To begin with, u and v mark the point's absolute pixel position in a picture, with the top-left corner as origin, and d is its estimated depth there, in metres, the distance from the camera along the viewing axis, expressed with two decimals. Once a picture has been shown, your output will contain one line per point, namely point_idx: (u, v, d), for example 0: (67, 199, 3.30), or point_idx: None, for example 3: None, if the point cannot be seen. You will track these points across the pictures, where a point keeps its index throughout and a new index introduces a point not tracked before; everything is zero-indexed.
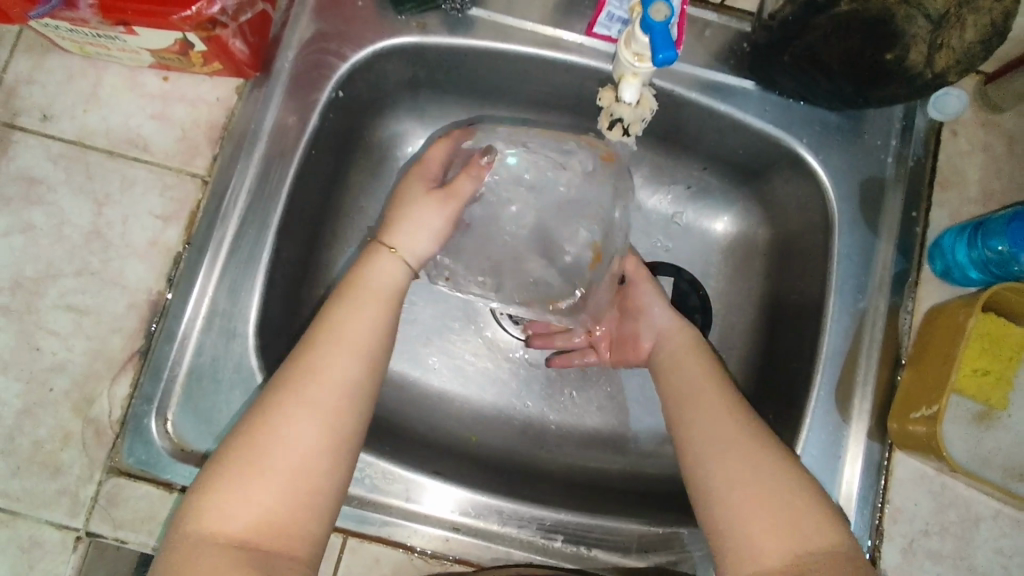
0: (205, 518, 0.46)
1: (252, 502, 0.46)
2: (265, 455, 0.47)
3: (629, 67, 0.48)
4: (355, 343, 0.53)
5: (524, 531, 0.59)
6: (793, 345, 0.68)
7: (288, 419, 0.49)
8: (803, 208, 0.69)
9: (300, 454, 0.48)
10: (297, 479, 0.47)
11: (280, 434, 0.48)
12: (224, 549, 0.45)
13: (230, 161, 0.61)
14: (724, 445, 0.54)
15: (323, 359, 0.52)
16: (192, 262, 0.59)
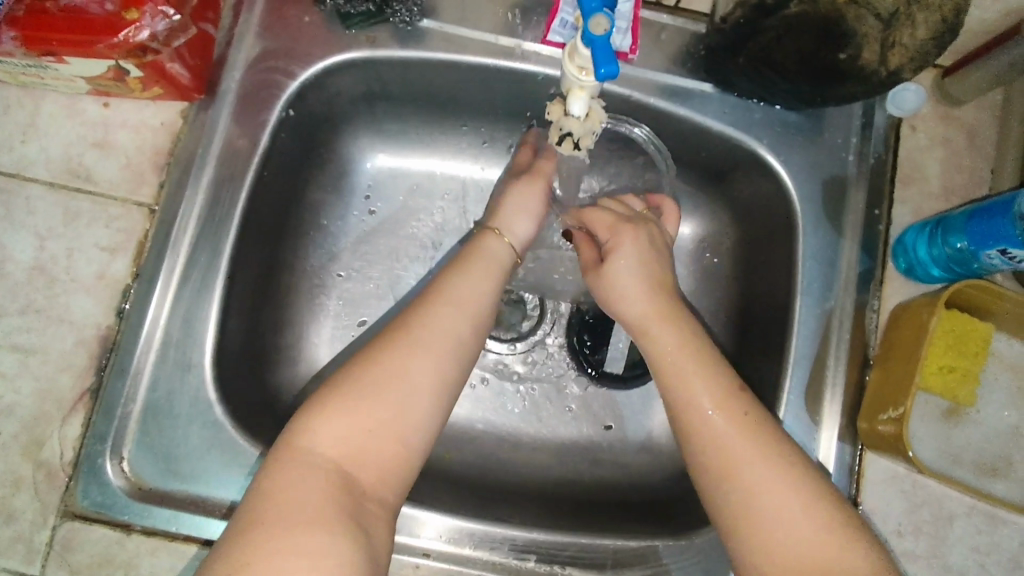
0: (297, 444, 0.44)
1: (351, 433, 0.45)
2: (368, 391, 0.46)
3: (574, 81, 0.46)
4: (469, 299, 0.52)
5: (496, 553, 0.58)
6: (762, 348, 0.67)
7: (401, 357, 0.47)
8: (768, 208, 0.68)
9: (404, 392, 0.46)
10: (395, 418, 0.46)
11: (402, 370, 0.47)
12: (318, 475, 0.43)
13: (178, 188, 0.60)
14: (775, 484, 0.46)
15: (437, 306, 0.51)
16: (142, 294, 0.58)
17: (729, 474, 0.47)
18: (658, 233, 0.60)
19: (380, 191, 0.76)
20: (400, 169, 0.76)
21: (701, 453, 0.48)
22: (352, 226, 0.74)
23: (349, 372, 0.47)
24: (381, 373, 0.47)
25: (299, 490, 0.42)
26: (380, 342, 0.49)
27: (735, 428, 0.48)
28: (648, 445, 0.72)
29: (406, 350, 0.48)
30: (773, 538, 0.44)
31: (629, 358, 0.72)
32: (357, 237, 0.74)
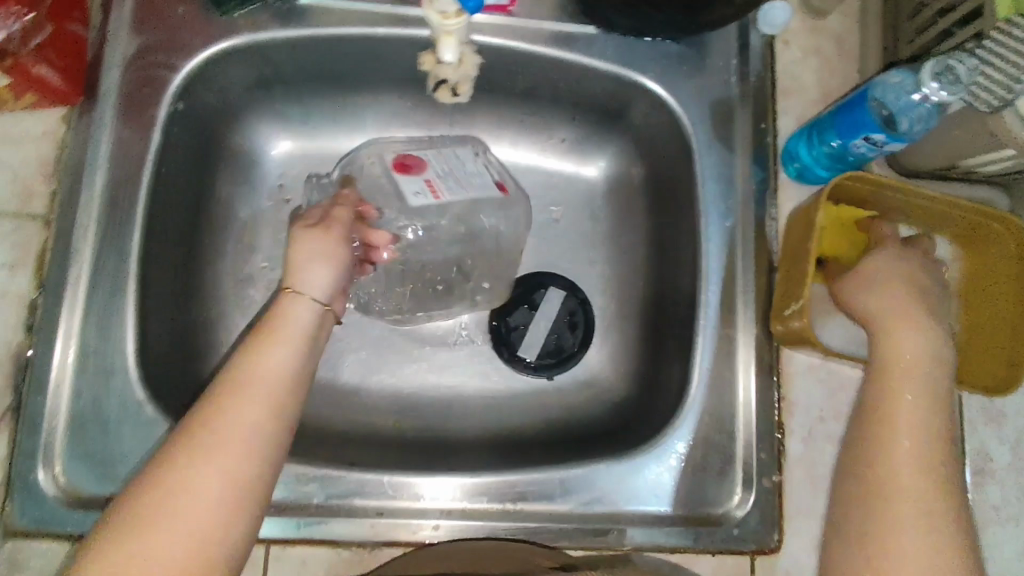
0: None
1: (127, 574, 0.38)
2: (164, 513, 0.40)
3: (440, 27, 0.61)
4: (263, 386, 0.46)
5: (448, 499, 0.60)
6: (676, 270, 0.71)
7: (200, 479, 0.42)
8: (661, 135, 0.72)
9: (203, 509, 0.41)
10: (196, 543, 0.40)
11: (197, 484, 0.41)
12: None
13: (73, 195, 0.59)
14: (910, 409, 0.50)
15: (218, 413, 0.44)
16: (51, 306, 0.57)
17: (882, 444, 0.50)
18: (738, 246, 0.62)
19: (291, 175, 0.76)
20: (308, 150, 0.76)
21: (863, 461, 0.50)
22: (266, 216, 0.74)
23: (150, 481, 0.42)
24: (176, 490, 0.41)
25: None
26: (172, 440, 0.43)
27: (897, 397, 0.51)
28: (589, 382, 0.75)
29: (209, 457, 0.42)
30: (890, 445, 0.50)
31: (544, 345, 0.75)
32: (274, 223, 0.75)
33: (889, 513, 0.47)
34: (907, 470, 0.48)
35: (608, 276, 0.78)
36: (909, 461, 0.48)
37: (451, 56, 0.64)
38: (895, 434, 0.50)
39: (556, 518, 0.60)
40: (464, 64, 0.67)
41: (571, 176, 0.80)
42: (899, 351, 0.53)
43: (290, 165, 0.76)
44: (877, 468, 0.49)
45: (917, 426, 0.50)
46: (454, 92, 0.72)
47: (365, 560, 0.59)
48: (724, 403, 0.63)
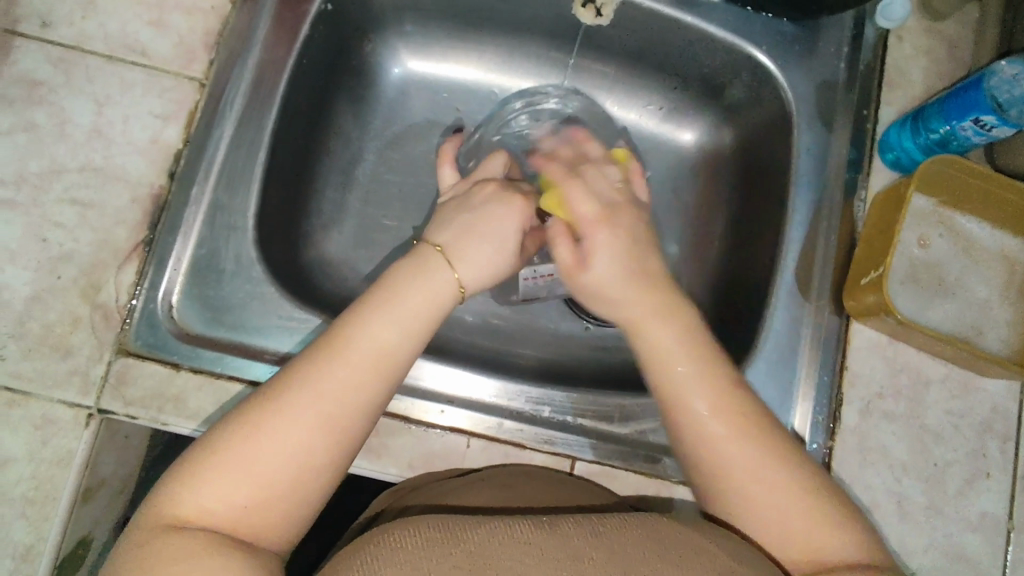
0: (177, 502, 0.42)
1: (236, 495, 0.43)
2: (256, 446, 0.44)
3: None
4: (374, 341, 0.48)
5: (513, 403, 0.64)
6: (755, 241, 0.74)
7: (291, 417, 0.45)
8: (764, 110, 0.74)
9: (296, 454, 0.44)
10: (294, 476, 0.44)
11: (294, 435, 0.44)
12: (201, 534, 0.41)
13: (227, 67, 0.65)
14: (752, 431, 0.49)
15: (337, 355, 0.47)
16: (194, 159, 0.63)
17: (705, 449, 0.49)
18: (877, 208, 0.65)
19: (406, 97, 0.82)
20: (425, 77, 0.82)
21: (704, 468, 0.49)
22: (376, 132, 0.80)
23: (240, 421, 0.45)
24: (266, 441, 0.44)
25: (177, 556, 0.39)
26: (258, 404, 0.45)
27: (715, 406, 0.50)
28: None
29: (301, 409, 0.45)
30: (726, 458, 0.48)
31: None
32: (381, 138, 0.80)
33: (723, 477, 0.48)
34: (742, 460, 0.48)
35: (684, 241, 0.81)
36: (771, 463, 0.48)
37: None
38: (747, 440, 0.48)
39: (612, 440, 0.63)
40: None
41: (663, 143, 0.83)
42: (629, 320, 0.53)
43: (407, 87, 0.82)
44: (730, 476, 0.48)
45: (753, 451, 0.48)
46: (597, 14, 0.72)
47: (427, 443, 0.61)
48: (787, 364, 0.66)
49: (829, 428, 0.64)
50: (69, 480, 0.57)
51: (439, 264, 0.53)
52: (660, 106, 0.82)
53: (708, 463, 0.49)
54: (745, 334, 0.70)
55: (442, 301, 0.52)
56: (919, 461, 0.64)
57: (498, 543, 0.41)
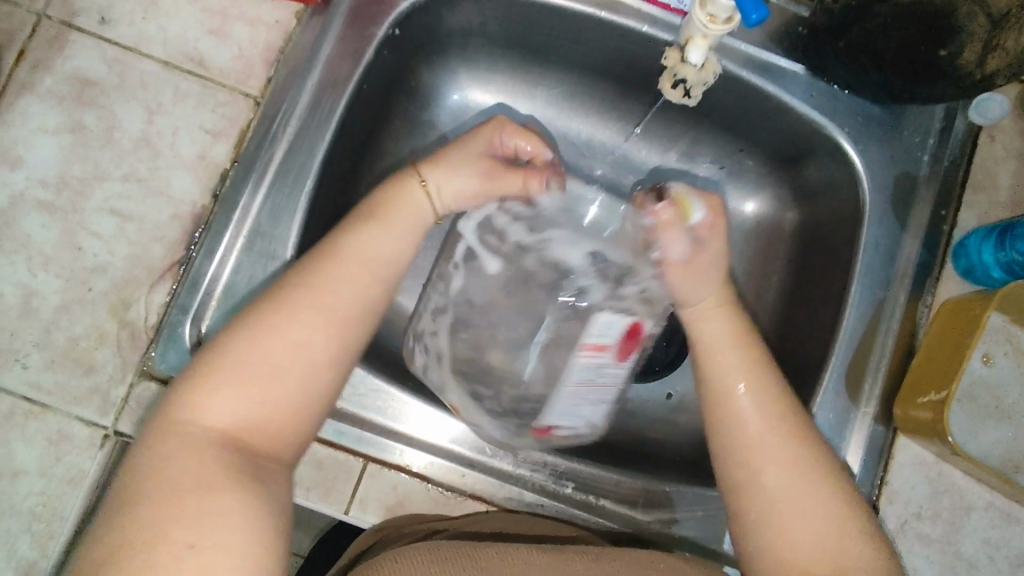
0: (183, 416, 0.44)
1: (242, 407, 0.45)
2: (264, 356, 0.46)
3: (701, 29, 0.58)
4: (367, 254, 0.52)
5: (537, 475, 0.61)
6: (805, 328, 0.71)
7: (291, 324, 0.48)
8: (834, 194, 0.71)
9: (302, 369, 0.47)
10: (298, 389, 0.47)
11: (295, 344, 0.47)
12: (210, 443, 0.43)
13: (286, 86, 0.62)
14: (790, 445, 0.51)
15: (338, 264, 0.51)
16: (238, 180, 0.60)
17: (745, 458, 0.52)
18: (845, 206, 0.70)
19: (460, 123, 0.79)
20: (483, 107, 0.79)
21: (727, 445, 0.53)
22: (426, 158, 0.77)
23: (230, 342, 0.47)
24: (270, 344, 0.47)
25: (190, 460, 0.42)
26: (258, 307, 0.49)
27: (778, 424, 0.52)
28: (681, 408, 0.73)
29: (297, 317, 0.48)
30: (762, 468, 0.51)
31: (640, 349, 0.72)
32: None
33: (756, 494, 0.50)
34: (772, 473, 0.50)
35: None
36: (792, 484, 0.50)
37: (696, 58, 0.62)
38: (781, 453, 0.51)
39: (632, 526, 0.61)
40: (705, 68, 0.66)
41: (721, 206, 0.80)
42: (707, 355, 0.56)
43: (462, 113, 0.79)
44: (761, 497, 0.50)
45: (793, 457, 0.51)
46: (686, 95, 0.71)
47: (447, 507, 0.59)
48: None
49: None
50: (78, 499, 0.55)
51: (416, 184, 0.56)
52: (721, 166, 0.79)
53: (740, 450, 0.52)
54: None
55: (421, 222, 0.55)
56: None
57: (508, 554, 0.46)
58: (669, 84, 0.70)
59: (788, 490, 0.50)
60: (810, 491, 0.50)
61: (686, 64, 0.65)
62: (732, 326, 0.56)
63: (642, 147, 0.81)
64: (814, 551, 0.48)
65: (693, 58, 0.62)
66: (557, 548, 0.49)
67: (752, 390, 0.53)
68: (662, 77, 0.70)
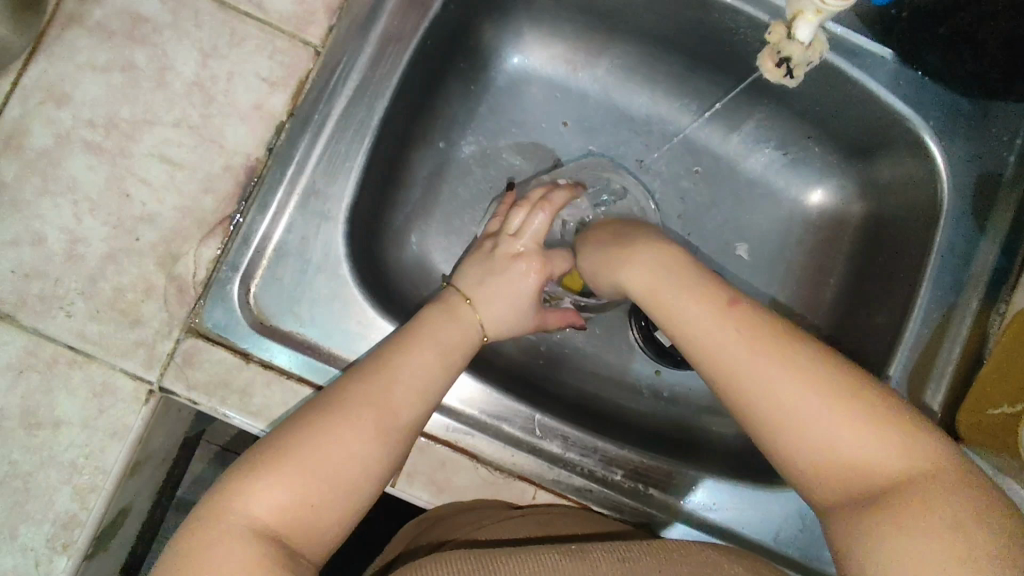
0: (225, 516, 0.44)
1: (293, 496, 0.45)
2: (316, 463, 0.47)
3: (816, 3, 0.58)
4: (416, 372, 0.54)
5: (587, 460, 0.60)
6: (868, 329, 0.68)
7: (342, 427, 0.49)
8: (909, 191, 0.67)
9: (354, 453, 0.48)
10: (348, 476, 0.48)
11: (347, 443, 0.48)
12: (253, 539, 0.43)
13: (348, 36, 0.58)
14: (794, 376, 0.43)
15: (384, 380, 0.52)
16: (296, 134, 0.57)
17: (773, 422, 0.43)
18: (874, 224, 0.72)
19: (517, 90, 0.76)
20: (543, 74, 0.76)
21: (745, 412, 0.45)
22: (479, 124, 0.75)
23: (276, 445, 0.47)
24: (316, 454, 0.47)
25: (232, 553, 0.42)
26: (300, 419, 0.49)
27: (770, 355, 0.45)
28: None
29: (348, 425, 0.49)
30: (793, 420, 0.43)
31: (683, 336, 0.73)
32: (485, 132, 0.75)
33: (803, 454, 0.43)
34: (812, 427, 0.42)
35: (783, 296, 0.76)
36: (832, 416, 0.42)
37: (806, 33, 0.61)
38: (793, 381, 0.43)
39: (681, 517, 0.60)
40: (813, 47, 0.63)
41: (783, 194, 0.77)
42: (675, 312, 0.50)
43: (522, 81, 0.76)
44: (808, 449, 0.42)
45: (813, 390, 0.43)
46: (788, 74, 0.67)
47: (495, 488, 0.58)
48: None
49: None
50: (119, 454, 0.54)
51: (461, 312, 0.60)
52: (785, 153, 0.76)
53: (749, 406, 0.45)
54: None
55: (467, 343, 0.58)
56: None
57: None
58: (770, 63, 0.66)
59: (830, 425, 0.42)
60: (855, 417, 0.42)
61: (792, 41, 0.63)
62: (655, 270, 0.53)
63: (704, 127, 0.78)
64: (871, 457, 0.41)
65: (802, 33, 0.61)
66: (580, 551, 0.44)
67: (735, 330, 0.46)
68: (761, 56, 0.67)
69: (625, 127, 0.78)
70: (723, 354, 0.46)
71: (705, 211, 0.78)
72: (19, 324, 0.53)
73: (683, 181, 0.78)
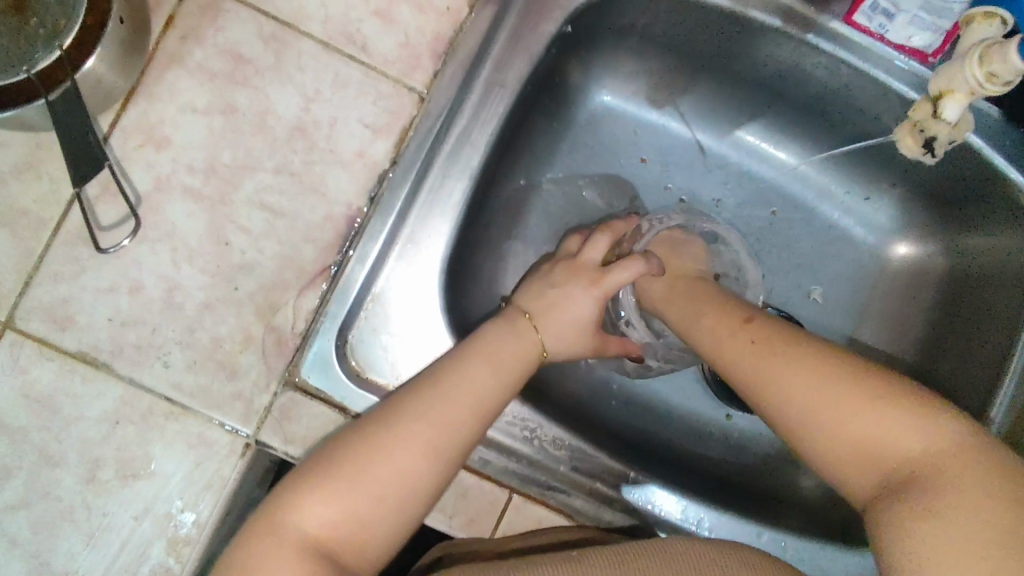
0: (281, 525, 0.45)
1: (341, 511, 0.46)
2: (370, 480, 0.47)
3: (974, 84, 0.55)
4: (469, 384, 0.52)
5: (677, 519, 0.60)
6: (951, 385, 0.68)
7: (391, 441, 0.48)
8: (1003, 252, 0.66)
9: (401, 469, 0.48)
10: (395, 493, 0.47)
11: (395, 459, 0.48)
12: (303, 553, 0.44)
13: (453, 82, 0.57)
14: (859, 399, 0.44)
15: (433, 393, 0.51)
16: (397, 183, 0.56)
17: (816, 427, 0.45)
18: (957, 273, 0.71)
19: (597, 127, 0.75)
20: (624, 112, 0.75)
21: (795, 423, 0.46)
22: (559, 160, 0.74)
23: (330, 459, 0.48)
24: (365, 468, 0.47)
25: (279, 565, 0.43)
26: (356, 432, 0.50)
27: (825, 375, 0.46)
28: None
29: (401, 441, 0.48)
30: (846, 429, 0.43)
31: None
32: (565, 167, 0.75)
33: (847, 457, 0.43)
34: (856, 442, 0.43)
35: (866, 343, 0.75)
36: (879, 429, 0.42)
37: (954, 113, 0.58)
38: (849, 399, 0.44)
39: None
40: (958, 127, 0.60)
41: (863, 240, 0.76)
42: (728, 346, 0.52)
43: (603, 118, 0.75)
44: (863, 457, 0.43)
45: (885, 419, 0.42)
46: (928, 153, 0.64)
47: None
48: None
49: None
50: (214, 508, 0.53)
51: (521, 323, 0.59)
52: (869, 196, 0.75)
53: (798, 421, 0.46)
54: None
55: (527, 363, 0.57)
56: None
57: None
58: (910, 142, 0.64)
59: (889, 443, 0.42)
60: (899, 425, 0.42)
61: (937, 121, 0.60)
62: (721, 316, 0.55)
63: (785, 171, 0.77)
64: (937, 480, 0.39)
65: (949, 114, 0.58)
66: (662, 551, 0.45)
67: (808, 349, 0.48)
68: (901, 131, 0.64)
69: (704, 168, 0.78)
70: (777, 375, 0.48)
71: (781, 255, 0.77)
72: (115, 373, 0.52)
73: (759, 223, 0.77)
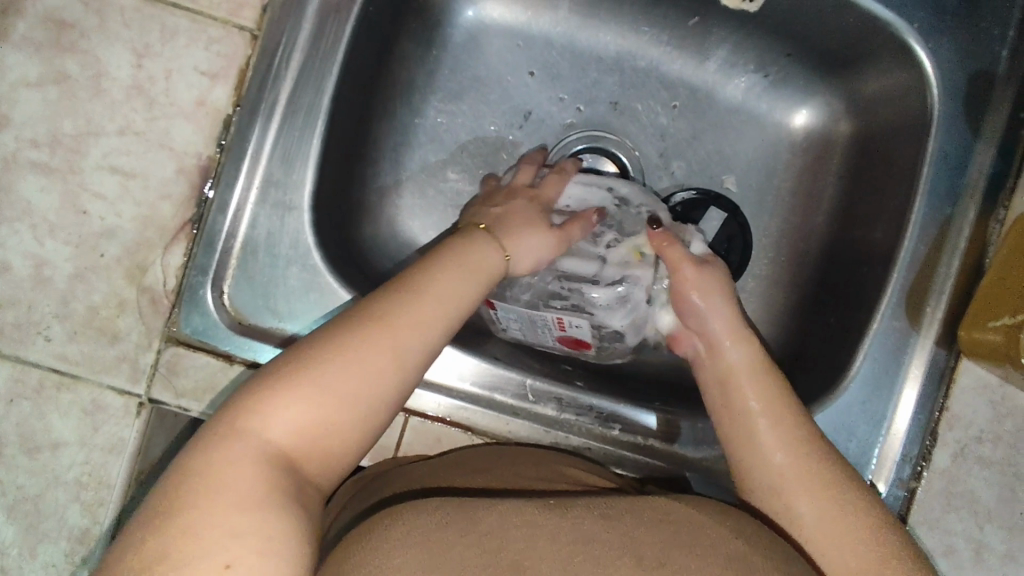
0: (244, 426, 0.38)
1: (310, 422, 0.40)
2: (339, 390, 0.41)
3: None
4: (446, 301, 0.48)
5: (583, 418, 0.60)
6: (858, 253, 0.66)
7: (361, 350, 0.42)
8: (897, 104, 0.64)
9: (366, 379, 0.42)
10: (360, 405, 0.42)
11: (360, 369, 0.41)
12: (260, 468, 0.37)
13: (281, 15, 0.55)
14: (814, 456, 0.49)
15: (413, 305, 0.46)
16: (244, 125, 0.55)
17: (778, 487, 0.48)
18: (858, 138, 0.69)
19: (476, 45, 0.72)
20: (501, 25, 0.72)
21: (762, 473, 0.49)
22: (442, 86, 0.71)
23: (289, 363, 0.41)
24: (337, 373, 0.41)
25: (235, 480, 0.36)
26: (315, 340, 0.43)
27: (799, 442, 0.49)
28: None
29: (375, 344, 0.43)
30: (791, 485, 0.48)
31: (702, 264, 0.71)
32: (445, 90, 0.71)
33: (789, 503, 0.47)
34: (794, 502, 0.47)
35: (786, 224, 0.72)
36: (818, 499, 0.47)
37: None
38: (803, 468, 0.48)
39: (681, 464, 0.60)
40: None
41: (771, 120, 0.73)
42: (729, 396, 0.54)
43: (479, 34, 0.72)
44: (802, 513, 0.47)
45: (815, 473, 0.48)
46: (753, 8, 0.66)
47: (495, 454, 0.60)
48: (879, 402, 0.60)
49: (915, 467, 0.61)
50: (122, 467, 0.55)
51: (483, 241, 0.55)
52: (766, 74, 0.72)
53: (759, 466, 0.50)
54: (830, 356, 0.64)
55: (489, 277, 0.53)
56: (1006, 510, 0.61)
57: (514, 526, 0.39)
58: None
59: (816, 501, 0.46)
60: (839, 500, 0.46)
61: None
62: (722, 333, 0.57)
63: (676, 57, 0.73)
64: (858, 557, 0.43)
65: None
66: (560, 505, 0.41)
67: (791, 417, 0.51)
68: None
69: (595, 67, 0.74)
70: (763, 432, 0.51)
71: (687, 146, 0.74)
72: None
73: (661, 116, 0.74)
